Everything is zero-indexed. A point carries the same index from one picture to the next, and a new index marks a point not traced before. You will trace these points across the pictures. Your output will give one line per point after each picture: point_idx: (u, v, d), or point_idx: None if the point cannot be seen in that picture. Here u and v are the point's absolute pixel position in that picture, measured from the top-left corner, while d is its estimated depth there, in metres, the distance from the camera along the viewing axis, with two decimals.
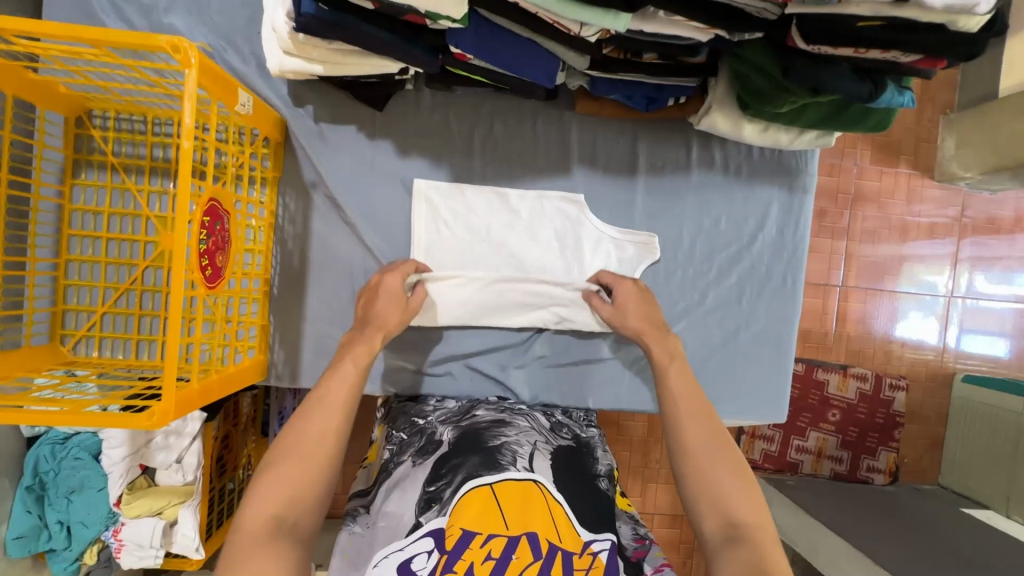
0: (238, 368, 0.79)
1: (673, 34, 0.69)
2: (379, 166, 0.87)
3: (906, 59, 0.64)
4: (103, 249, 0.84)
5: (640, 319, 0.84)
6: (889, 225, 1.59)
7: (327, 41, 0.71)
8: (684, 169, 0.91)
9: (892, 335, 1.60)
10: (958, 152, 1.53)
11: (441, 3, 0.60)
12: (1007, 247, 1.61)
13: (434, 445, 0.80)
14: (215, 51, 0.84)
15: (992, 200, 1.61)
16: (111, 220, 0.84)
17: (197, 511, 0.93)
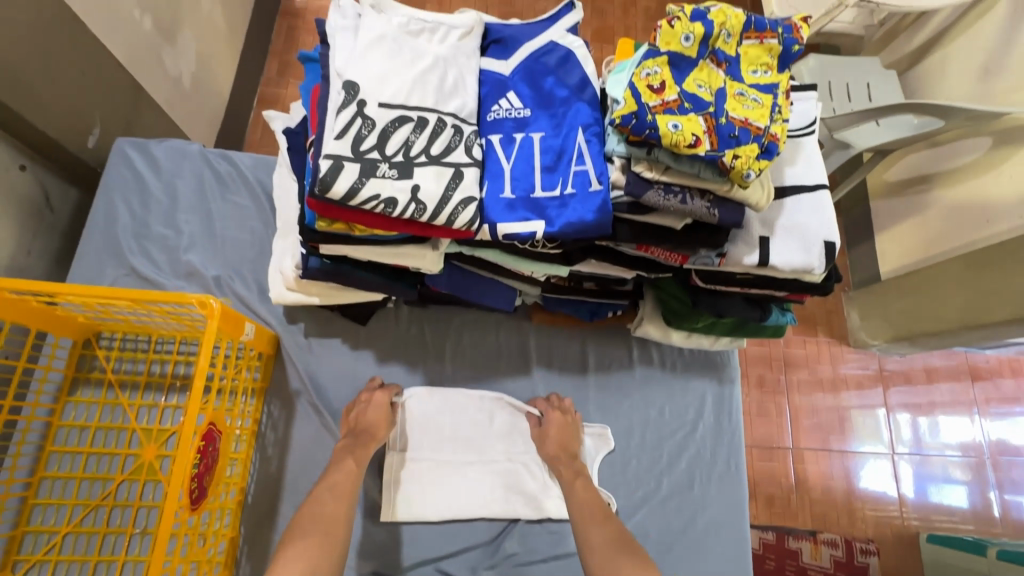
0: None
1: (604, 272, 0.88)
2: (360, 374, 0.98)
3: (780, 294, 0.83)
4: (80, 465, 0.85)
5: (556, 446, 0.94)
6: (823, 387, 1.76)
7: (326, 282, 0.86)
8: (628, 366, 1.05)
9: (853, 491, 1.67)
10: (863, 323, 1.81)
11: (420, 260, 0.75)
12: (931, 400, 1.76)
13: None
14: (224, 281, 0.98)
15: (903, 360, 1.80)
16: (95, 434, 0.87)
17: None
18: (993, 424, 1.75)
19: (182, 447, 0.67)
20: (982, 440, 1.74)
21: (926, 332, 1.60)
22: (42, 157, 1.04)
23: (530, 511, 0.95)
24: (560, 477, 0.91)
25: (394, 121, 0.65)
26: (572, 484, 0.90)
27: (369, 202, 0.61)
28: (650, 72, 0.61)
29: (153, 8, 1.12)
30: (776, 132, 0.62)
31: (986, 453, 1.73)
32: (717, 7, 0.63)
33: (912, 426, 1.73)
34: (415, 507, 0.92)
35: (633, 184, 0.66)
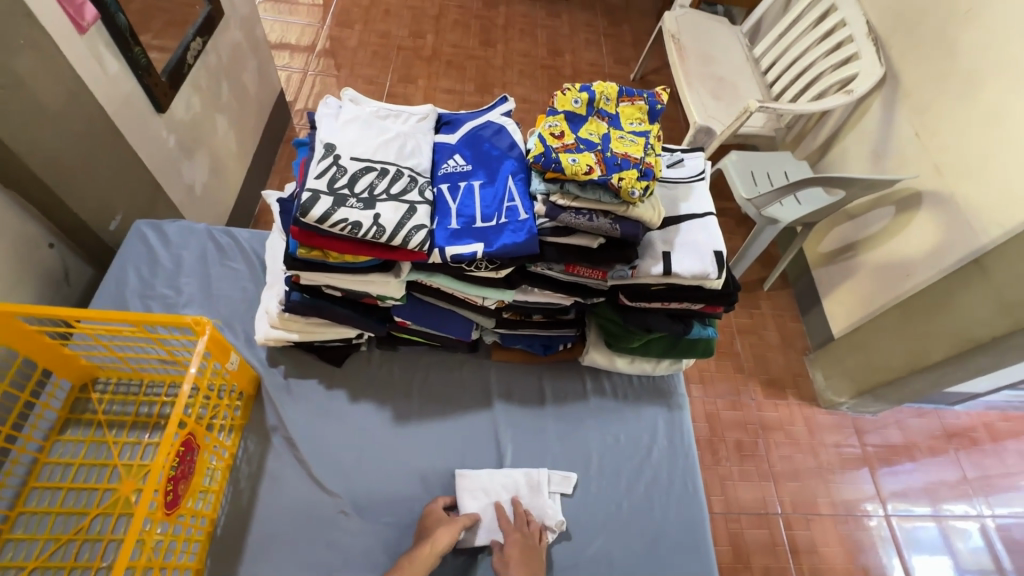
0: None
1: (547, 301, 1.01)
2: (333, 410, 1.06)
3: (696, 307, 0.98)
4: (58, 500, 0.89)
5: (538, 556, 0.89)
6: (802, 449, 1.71)
7: (305, 319, 0.99)
8: (583, 397, 1.14)
9: (853, 569, 1.53)
10: (828, 382, 1.79)
11: (386, 286, 0.90)
12: (913, 468, 1.71)
13: None
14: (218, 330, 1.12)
15: (878, 424, 1.77)
16: (76, 471, 0.92)
17: None
18: (995, 505, 1.67)
19: (161, 450, 0.75)
20: (988, 517, 1.65)
21: (882, 383, 1.59)
22: (67, 237, 1.22)
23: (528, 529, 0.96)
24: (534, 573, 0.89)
25: (361, 169, 0.85)
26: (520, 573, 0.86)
27: (338, 224, 0.78)
28: (552, 126, 0.85)
29: (177, 130, 1.39)
30: (650, 162, 0.83)
31: (1001, 542, 1.62)
32: (597, 84, 0.91)
33: (912, 499, 1.65)
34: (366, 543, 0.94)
35: (550, 210, 0.84)
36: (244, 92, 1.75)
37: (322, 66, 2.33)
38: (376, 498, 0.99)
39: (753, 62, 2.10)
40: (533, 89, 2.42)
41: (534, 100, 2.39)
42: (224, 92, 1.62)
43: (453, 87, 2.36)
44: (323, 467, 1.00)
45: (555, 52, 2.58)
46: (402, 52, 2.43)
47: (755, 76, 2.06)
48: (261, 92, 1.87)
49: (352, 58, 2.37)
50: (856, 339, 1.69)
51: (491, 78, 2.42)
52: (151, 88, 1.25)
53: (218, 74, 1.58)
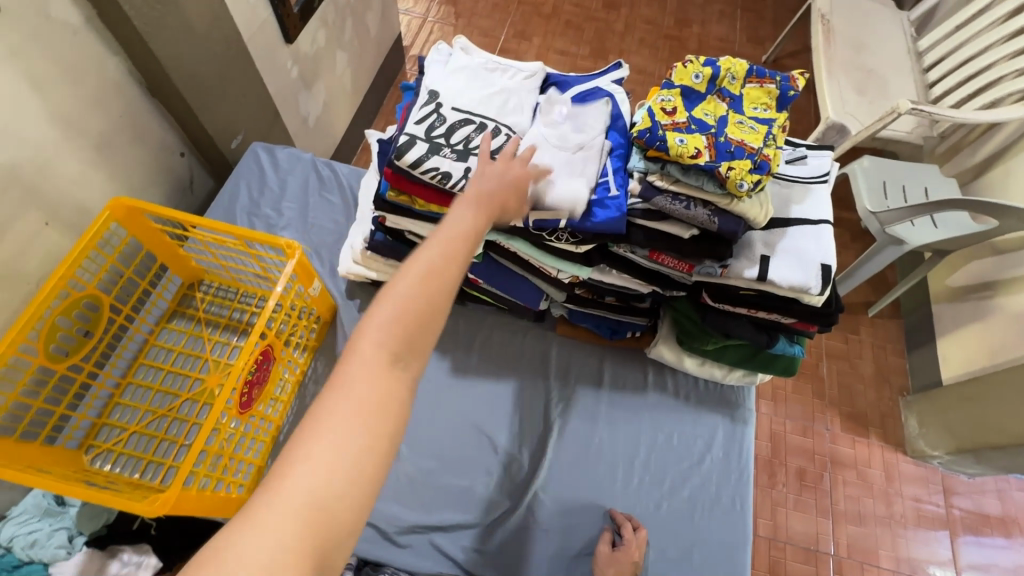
0: (223, 497, 0.87)
1: (623, 286, 0.97)
2: None
3: (787, 320, 0.89)
4: (159, 379, 1.02)
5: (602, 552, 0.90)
6: (873, 493, 1.55)
7: (386, 260, 1.03)
8: (641, 389, 1.10)
9: None
10: (923, 432, 1.59)
11: None
12: (1005, 546, 1.49)
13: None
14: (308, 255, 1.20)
15: (972, 488, 1.56)
16: (177, 357, 1.04)
17: None
18: None
19: (242, 355, 0.83)
20: None
21: (992, 445, 1.35)
22: (196, 148, 1.35)
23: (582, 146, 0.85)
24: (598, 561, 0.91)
25: (460, 121, 0.85)
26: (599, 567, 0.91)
27: (429, 171, 0.80)
28: (664, 101, 0.79)
29: (300, 61, 1.46)
30: (767, 154, 0.75)
31: None
32: (725, 59, 0.82)
33: None
34: (404, 479, 0.99)
35: (645, 190, 0.79)
36: (365, 32, 1.80)
37: (441, 14, 2.33)
38: (421, 441, 1.03)
39: (914, 57, 1.82)
40: (651, 60, 2.27)
41: (650, 72, 2.24)
42: (347, 29, 1.67)
43: (567, 49, 2.27)
44: None
45: (682, 22, 2.39)
46: (522, 7, 2.37)
47: (913, 74, 1.78)
48: (380, 34, 1.92)
49: (472, 9, 2.35)
50: (980, 390, 1.43)
51: (609, 43, 2.30)
52: (283, 18, 1.31)
53: (344, 11, 1.63)
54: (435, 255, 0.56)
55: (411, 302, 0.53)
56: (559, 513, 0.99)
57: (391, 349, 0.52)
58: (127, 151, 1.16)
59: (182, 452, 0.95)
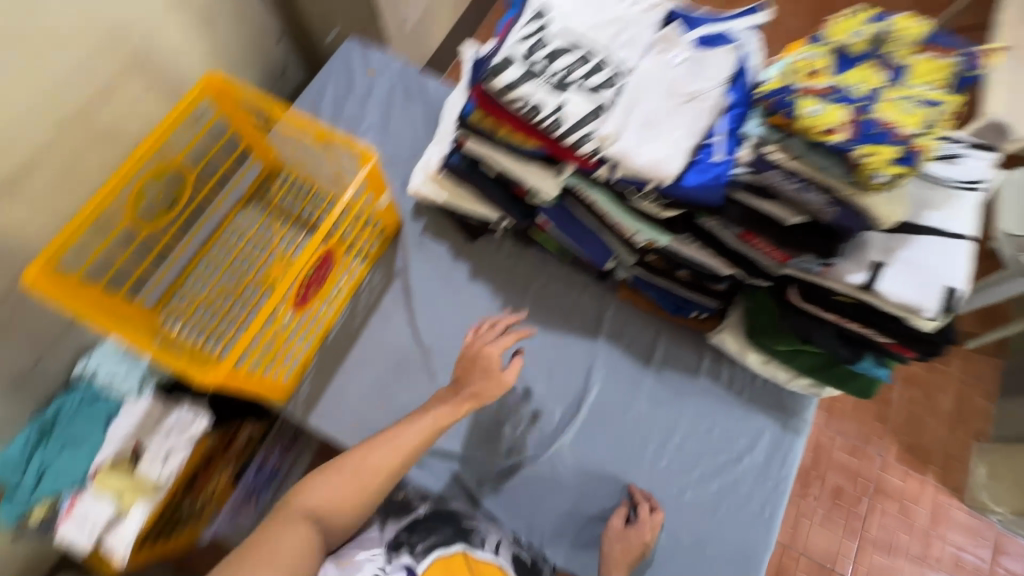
0: (269, 380, 0.92)
1: (702, 262, 0.89)
2: (451, 278, 1.09)
3: (881, 340, 0.79)
4: (229, 259, 1.07)
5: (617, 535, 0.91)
6: (911, 531, 1.45)
7: (459, 186, 1.00)
8: (693, 373, 1.04)
9: None
10: (989, 483, 1.43)
11: (542, 181, 0.85)
12: None
13: (407, 511, 0.90)
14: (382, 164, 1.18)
15: None
16: (247, 242, 1.09)
17: (144, 515, 1.06)
18: None
19: (302, 256, 0.84)
20: None
21: None
22: (293, 35, 1.33)
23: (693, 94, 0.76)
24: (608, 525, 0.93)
25: (564, 48, 0.77)
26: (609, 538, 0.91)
27: (521, 98, 0.73)
28: (809, 58, 0.67)
29: None
30: (920, 145, 0.62)
31: None
32: (901, 15, 0.67)
33: None
34: None
35: (757, 161, 0.69)
36: None
37: None
38: None
39: None
40: None
41: None
42: None
43: None
44: (426, 323, 1.05)
45: None
46: None
47: None
48: None
49: None
50: None
51: None
52: None
53: None
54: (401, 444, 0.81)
55: (375, 461, 0.78)
56: (578, 474, 0.98)
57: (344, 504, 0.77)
58: (228, 26, 1.15)
59: (240, 330, 1.01)
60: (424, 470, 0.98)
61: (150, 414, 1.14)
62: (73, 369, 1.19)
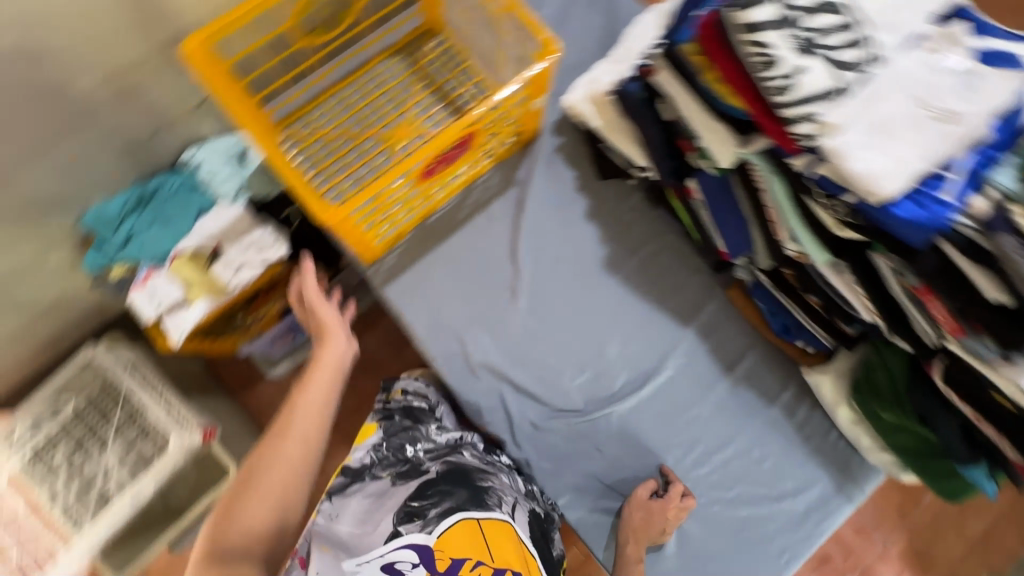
0: (364, 238, 0.91)
1: (846, 296, 0.81)
2: (566, 209, 1.03)
3: (1012, 454, 0.72)
4: (361, 104, 1.04)
5: (636, 511, 0.91)
6: None
7: (621, 117, 0.91)
8: (769, 399, 0.98)
9: None
10: None
11: (718, 148, 0.76)
12: None
13: (416, 472, 0.94)
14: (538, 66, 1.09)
15: None
16: (383, 93, 1.05)
17: (205, 311, 1.14)
18: None
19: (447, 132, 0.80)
20: None
21: None
22: None
23: (947, 112, 0.63)
24: (629, 497, 0.93)
25: (824, 9, 0.65)
26: (632, 510, 0.92)
27: (758, 45, 0.63)
28: None
29: None
30: None
31: None
32: None
33: None
34: (506, 324, 0.98)
35: (994, 220, 0.59)
36: None
37: None
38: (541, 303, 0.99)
39: None
40: None
41: None
42: None
43: None
44: (526, 243, 1.00)
45: None
46: None
47: None
48: None
49: None
50: None
51: None
52: None
53: None
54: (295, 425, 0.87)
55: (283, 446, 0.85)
56: (617, 446, 0.96)
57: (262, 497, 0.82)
58: None
59: (350, 178, 1.00)
60: (468, 380, 0.96)
61: (236, 222, 1.17)
62: (181, 151, 1.21)
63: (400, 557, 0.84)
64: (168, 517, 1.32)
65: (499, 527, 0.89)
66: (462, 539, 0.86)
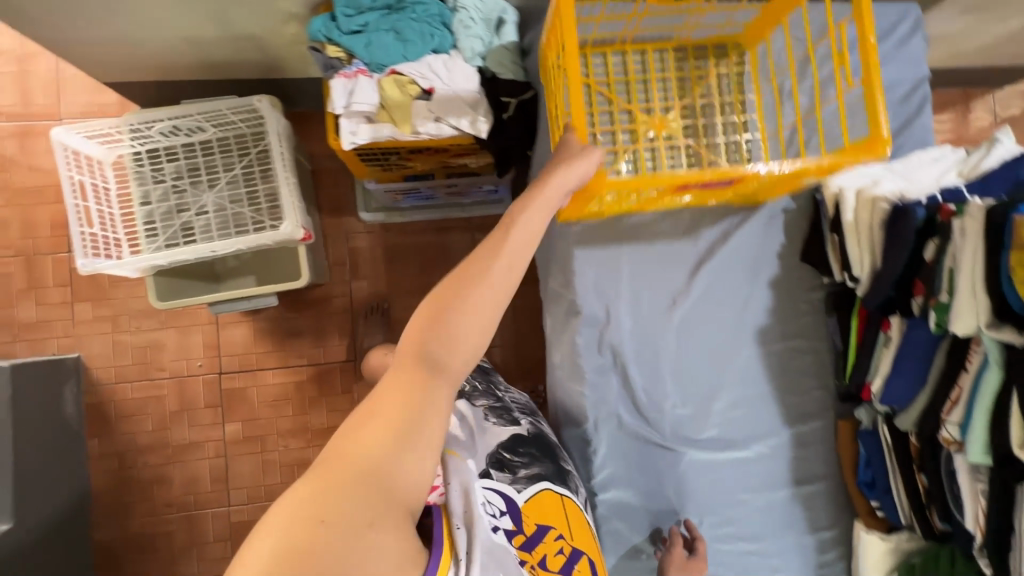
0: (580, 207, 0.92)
1: (961, 496, 0.91)
2: (758, 266, 1.04)
3: None
4: (634, 76, 1.19)
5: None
6: None
7: (876, 227, 0.92)
8: (806, 527, 1.09)
9: None
10: None
11: (964, 313, 0.82)
12: None
13: (509, 419, 1.06)
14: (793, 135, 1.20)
15: None
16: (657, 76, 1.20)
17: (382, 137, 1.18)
18: None
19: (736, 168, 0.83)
20: None
21: None
22: None
23: None
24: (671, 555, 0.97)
25: None
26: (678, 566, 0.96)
27: None
28: None
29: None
30: None
31: None
32: None
33: None
34: (652, 328, 1.00)
35: None
36: None
37: None
38: (687, 326, 1.01)
39: None
40: None
41: None
42: None
43: None
44: (710, 274, 1.02)
45: None
46: None
47: None
48: None
49: None
50: None
51: None
52: None
53: None
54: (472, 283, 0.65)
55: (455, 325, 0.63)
56: (675, 486, 1.03)
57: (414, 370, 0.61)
58: None
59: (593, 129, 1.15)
60: (588, 348, 1.00)
61: (458, 82, 1.19)
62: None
63: (491, 498, 0.81)
64: (212, 278, 1.53)
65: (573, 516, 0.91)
66: (546, 509, 0.87)
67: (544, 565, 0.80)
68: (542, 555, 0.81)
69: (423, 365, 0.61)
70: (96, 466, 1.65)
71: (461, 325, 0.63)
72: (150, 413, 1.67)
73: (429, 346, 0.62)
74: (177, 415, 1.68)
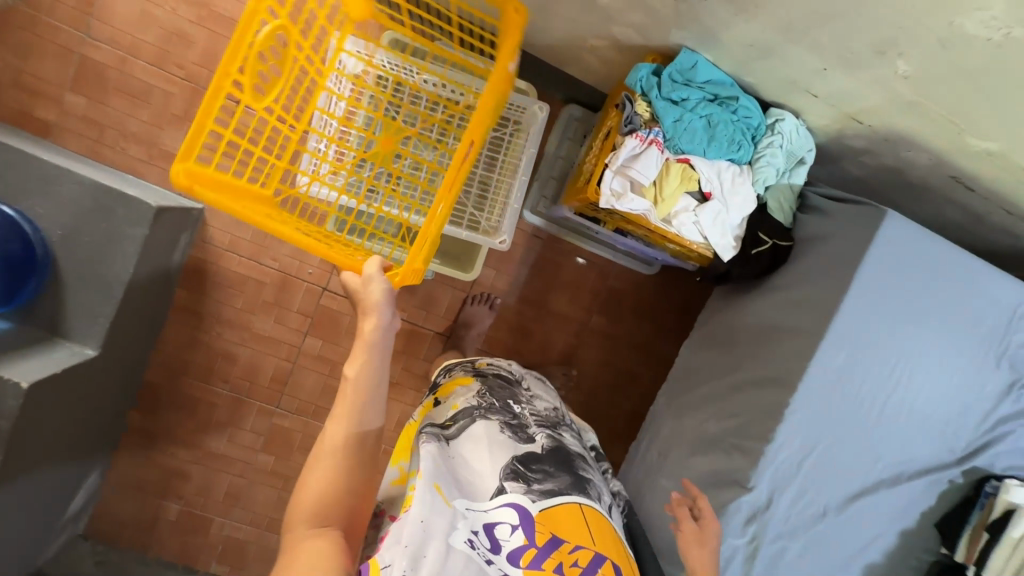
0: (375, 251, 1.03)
1: None
2: (900, 516, 1.13)
3: None
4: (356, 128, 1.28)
5: None
6: None
7: None
8: None
9: None
10: None
11: None
12: None
13: (525, 433, 0.97)
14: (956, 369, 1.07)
15: None
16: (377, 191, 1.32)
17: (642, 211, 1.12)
18: None
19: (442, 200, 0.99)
20: None
21: None
22: None
23: None
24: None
25: None
26: None
27: None
28: None
29: None
30: None
31: None
32: None
33: None
34: (794, 523, 1.08)
35: None
36: None
37: None
38: (821, 538, 1.10)
39: None
40: None
41: None
42: None
43: None
44: (861, 508, 1.10)
45: None
46: None
47: None
48: None
49: None
50: None
51: None
52: None
53: None
54: (338, 426, 0.82)
55: (359, 449, 0.82)
56: None
57: (310, 524, 0.76)
58: None
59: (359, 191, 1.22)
60: (733, 514, 1.06)
61: (735, 201, 1.16)
62: (781, 104, 1.15)
63: (503, 516, 0.83)
64: None
65: (597, 522, 0.89)
66: (564, 521, 0.85)
67: (561, 574, 0.80)
68: (557, 564, 0.80)
69: (312, 515, 0.76)
70: (175, 315, 1.65)
71: (343, 475, 0.80)
72: (244, 292, 1.65)
73: (320, 500, 0.77)
74: (268, 306, 1.67)
